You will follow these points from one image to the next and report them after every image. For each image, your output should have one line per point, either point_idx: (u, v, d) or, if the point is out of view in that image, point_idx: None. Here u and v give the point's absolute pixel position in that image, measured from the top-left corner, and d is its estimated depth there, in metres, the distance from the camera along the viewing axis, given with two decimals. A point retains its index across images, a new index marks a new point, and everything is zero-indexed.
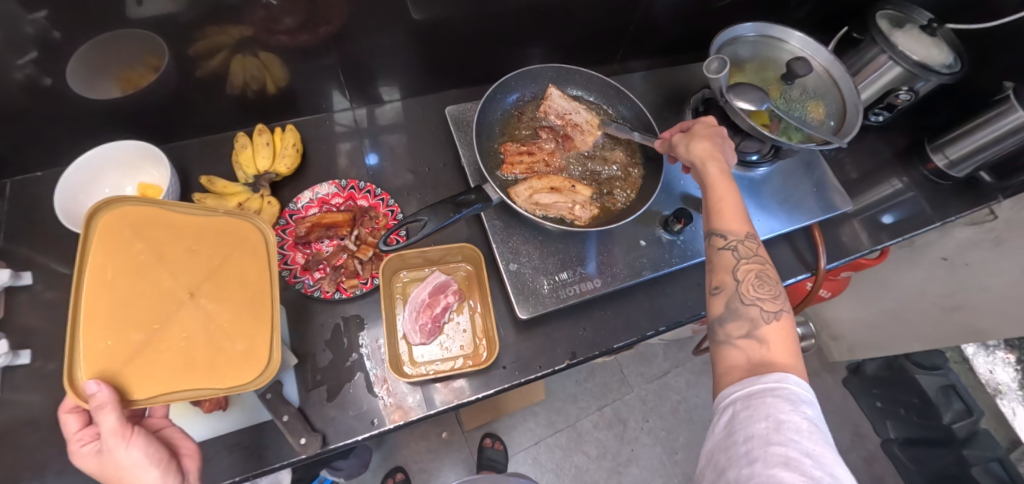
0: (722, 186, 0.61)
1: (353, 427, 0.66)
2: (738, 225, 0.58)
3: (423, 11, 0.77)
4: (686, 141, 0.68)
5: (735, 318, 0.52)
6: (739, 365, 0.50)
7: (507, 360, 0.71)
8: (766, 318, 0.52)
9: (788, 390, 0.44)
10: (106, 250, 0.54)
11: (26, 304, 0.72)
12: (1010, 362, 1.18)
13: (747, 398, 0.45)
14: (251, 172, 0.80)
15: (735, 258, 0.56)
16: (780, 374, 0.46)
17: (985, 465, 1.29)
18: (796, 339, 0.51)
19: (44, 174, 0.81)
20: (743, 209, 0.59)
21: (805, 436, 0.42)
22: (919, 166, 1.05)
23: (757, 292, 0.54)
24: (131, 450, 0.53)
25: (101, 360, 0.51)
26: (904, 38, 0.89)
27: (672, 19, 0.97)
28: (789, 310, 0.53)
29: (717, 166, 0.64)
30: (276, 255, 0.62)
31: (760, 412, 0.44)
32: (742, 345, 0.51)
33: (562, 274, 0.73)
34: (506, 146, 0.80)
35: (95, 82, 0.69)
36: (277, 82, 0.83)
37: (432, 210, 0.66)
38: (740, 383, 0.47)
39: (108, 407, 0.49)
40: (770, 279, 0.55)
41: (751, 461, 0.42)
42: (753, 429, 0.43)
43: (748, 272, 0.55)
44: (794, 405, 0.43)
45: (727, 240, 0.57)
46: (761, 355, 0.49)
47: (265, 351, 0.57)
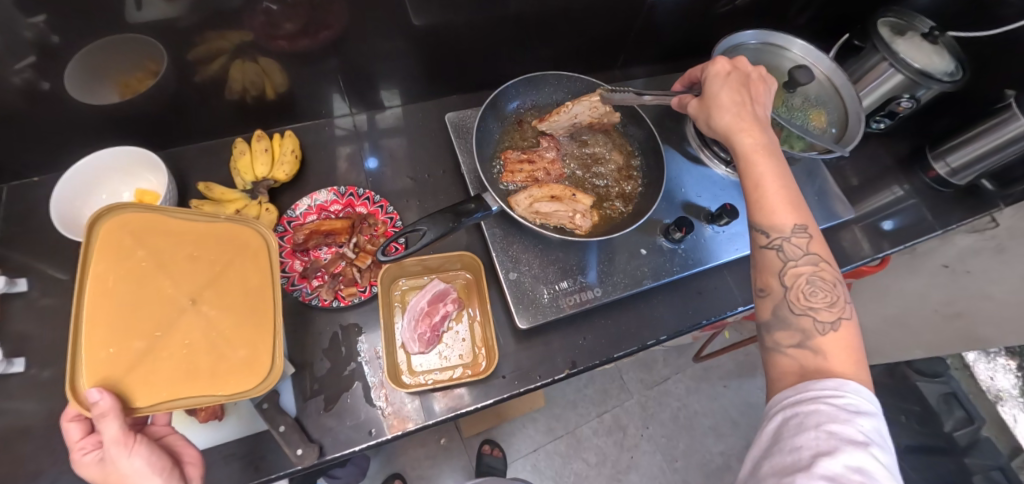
0: (758, 161, 0.59)
1: (351, 437, 0.65)
2: (779, 220, 0.55)
3: (424, 17, 0.77)
4: (710, 111, 0.66)
5: (784, 327, 0.53)
6: (791, 372, 0.50)
7: (506, 370, 0.70)
8: (820, 330, 0.51)
9: (845, 400, 0.44)
10: (106, 258, 0.54)
11: (22, 311, 0.72)
12: (1011, 368, 1.27)
13: (798, 405, 0.45)
14: (249, 178, 0.79)
15: (782, 259, 0.55)
16: (838, 382, 0.45)
17: (986, 474, 1.26)
18: (857, 347, 0.50)
19: (41, 179, 0.80)
20: (786, 193, 0.57)
21: (857, 449, 0.41)
22: (920, 173, 1.05)
23: (809, 300, 0.53)
24: (133, 459, 0.52)
25: (103, 369, 0.51)
26: (905, 46, 0.88)
27: (673, 25, 0.97)
28: (849, 317, 0.51)
29: (752, 139, 0.61)
30: (277, 260, 0.61)
31: (810, 420, 0.43)
32: (794, 354, 0.51)
33: (562, 283, 0.72)
34: (506, 155, 0.80)
35: (93, 87, 0.69)
36: (276, 88, 0.82)
37: (431, 220, 0.65)
38: (794, 389, 0.47)
39: (111, 415, 0.49)
40: (824, 283, 0.53)
41: (796, 470, 0.42)
42: (801, 438, 0.43)
43: (797, 277, 0.54)
44: (848, 416, 0.43)
45: (770, 237, 0.55)
46: (816, 364, 0.49)
47: (266, 358, 0.56)
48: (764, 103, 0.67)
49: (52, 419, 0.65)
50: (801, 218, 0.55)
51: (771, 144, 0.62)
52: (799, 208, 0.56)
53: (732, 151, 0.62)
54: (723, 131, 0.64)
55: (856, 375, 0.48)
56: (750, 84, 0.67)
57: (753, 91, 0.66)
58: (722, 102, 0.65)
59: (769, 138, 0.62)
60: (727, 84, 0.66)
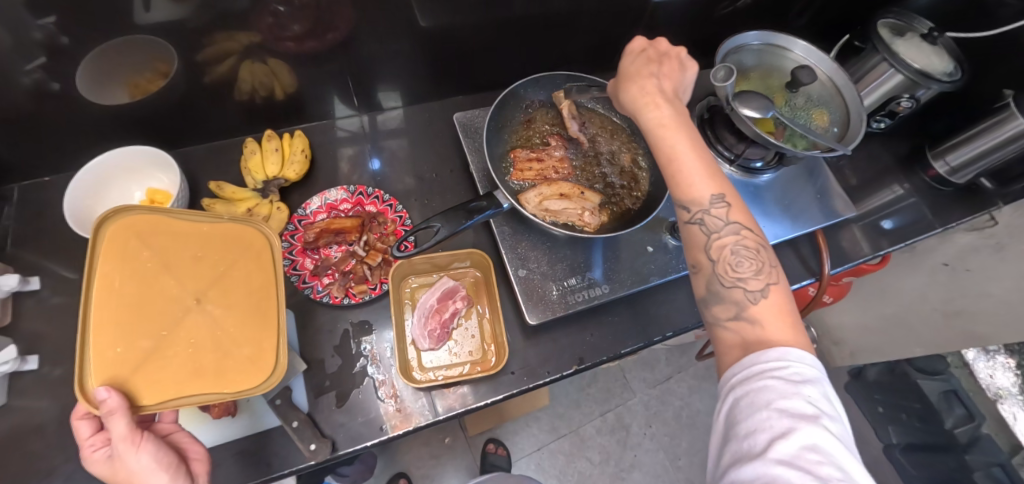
0: (670, 134, 0.58)
1: (362, 433, 0.66)
2: (695, 193, 0.55)
3: (430, 19, 0.78)
4: (621, 86, 0.64)
5: (720, 301, 0.52)
6: (736, 345, 0.50)
7: (515, 366, 0.71)
8: (751, 299, 0.51)
9: (789, 371, 0.44)
10: (112, 260, 0.54)
11: (33, 310, 0.72)
12: (1010, 367, 1.20)
13: (747, 383, 0.45)
14: (260, 178, 0.80)
15: (705, 232, 0.54)
16: (781, 351, 0.45)
17: (987, 470, 1.26)
18: (789, 311, 0.51)
19: (52, 179, 0.81)
20: (700, 163, 0.57)
21: (808, 424, 0.41)
22: (919, 172, 1.06)
23: (737, 271, 0.53)
24: (141, 456, 0.52)
25: (111, 367, 0.51)
26: (905, 47, 0.90)
27: (676, 27, 0.98)
28: (777, 282, 0.52)
29: (660, 114, 0.59)
30: (280, 258, 0.62)
31: (761, 400, 0.43)
32: (734, 327, 0.51)
33: (571, 279, 0.73)
34: (516, 154, 0.81)
35: (104, 88, 0.70)
36: (285, 89, 0.83)
37: (444, 217, 0.66)
38: (741, 364, 0.47)
39: (119, 413, 0.49)
40: (748, 251, 0.53)
41: (754, 455, 0.41)
42: (754, 420, 0.42)
43: (722, 249, 0.54)
44: (794, 388, 0.43)
45: (691, 212, 0.55)
46: (756, 335, 0.49)
47: (270, 356, 0.57)
48: (678, 79, 0.64)
49: (64, 416, 0.66)
50: (717, 188, 0.55)
51: (678, 114, 0.60)
52: (714, 177, 0.56)
53: (641, 127, 0.60)
54: (631, 105, 0.62)
55: (792, 336, 0.48)
56: (663, 59, 0.65)
57: (665, 66, 0.64)
58: (633, 76, 0.63)
59: (677, 108, 0.60)
60: (639, 58, 0.65)
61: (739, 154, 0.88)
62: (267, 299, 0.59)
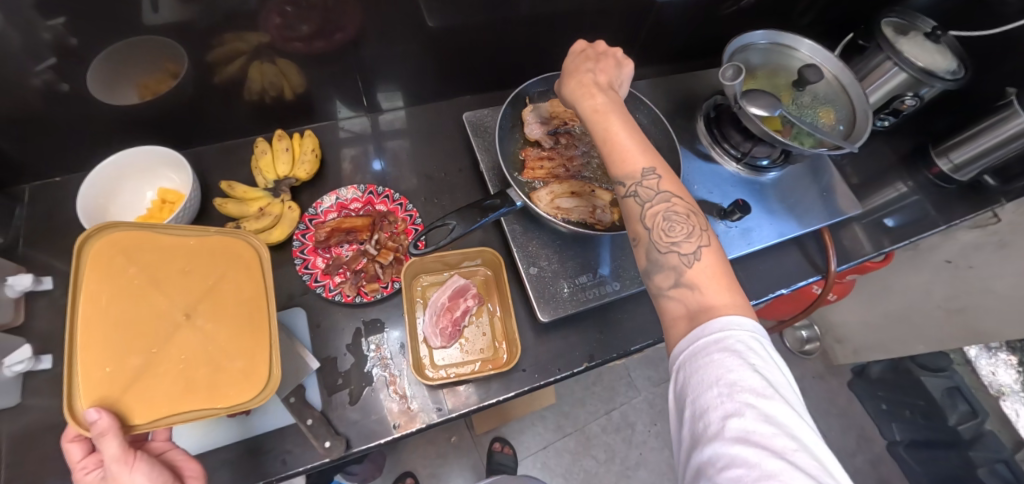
0: (605, 119, 0.59)
1: (375, 430, 0.66)
2: (628, 166, 0.56)
3: (437, 18, 0.78)
4: (561, 83, 0.66)
5: (660, 269, 0.51)
6: (681, 315, 0.48)
7: (526, 363, 0.72)
8: (687, 262, 0.50)
9: (732, 341, 0.43)
10: (98, 279, 0.54)
11: (45, 310, 0.72)
12: (1012, 364, 1.22)
13: (694, 359, 0.43)
14: (271, 177, 0.80)
15: (640, 204, 0.54)
16: (722, 321, 0.44)
17: (990, 466, 1.29)
18: (724, 270, 0.50)
19: (64, 179, 0.81)
20: (634, 141, 0.57)
21: (759, 397, 0.40)
22: (923, 170, 1.07)
23: (671, 235, 0.52)
24: (134, 476, 0.50)
25: (101, 388, 0.51)
26: (909, 45, 0.91)
27: (681, 26, 0.99)
28: (708, 244, 0.51)
29: (595, 100, 0.61)
30: (269, 269, 0.61)
31: (711, 376, 0.41)
32: (677, 295, 0.49)
33: (581, 277, 0.74)
34: (526, 152, 0.82)
35: (115, 89, 0.70)
36: (294, 89, 0.83)
37: (459, 215, 0.67)
38: (686, 340, 0.45)
39: (111, 433, 0.48)
40: (679, 215, 0.53)
41: (710, 436, 0.40)
42: (707, 398, 0.41)
43: (656, 216, 0.54)
44: (740, 359, 0.41)
45: (626, 186, 0.55)
46: (697, 301, 0.48)
47: (263, 368, 0.57)
48: (616, 75, 0.65)
49: None
50: (649, 161, 0.56)
51: (613, 101, 0.61)
52: (647, 151, 0.57)
53: (579, 114, 0.61)
54: (570, 99, 0.63)
55: (727, 296, 0.47)
56: (601, 54, 0.67)
57: (601, 63, 0.66)
58: (572, 72, 0.65)
59: (612, 96, 0.61)
60: (579, 57, 0.67)
61: (746, 153, 0.89)
62: (257, 311, 0.59)
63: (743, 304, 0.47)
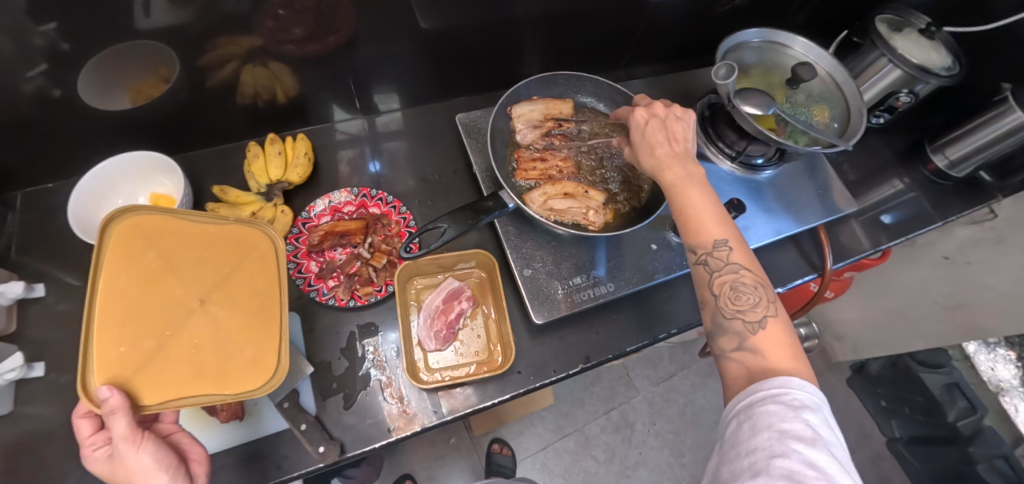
0: (685, 189, 0.61)
1: (370, 434, 0.66)
2: (702, 235, 0.58)
3: (431, 20, 0.78)
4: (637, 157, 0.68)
5: (724, 333, 0.54)
6: (741, 376, 0.51)
7: (522, 366, 0.71)
8: (752, 329, 0.53)
9: (791, 396, 0.45)
10: (119, 260, 0.54)
11: (37, 316, 0.72)
12: (1012, 360, 1.28)
13: (749, 408, 0.46)
14: (263, 181, 0.80)
15: (709, 272, 0.57)
16: (784, 379, 0.46)
17: (989, 463, 1.30)
18: (790, 341, 0.52)
19: (55, 185, 0.81)
20: (714, 211, 0.59)
21: (808, 446, 0.41)
22: (919, 166, 1.07)
23: (737, 304, 0.55)
24: (142, 456, 0.52)
25: (113, 367, 0.51)
26: (903, 42, 0.90)
27: (676, 25, 0.98)
28: (775, 314, 0.54)
29: (675, 172, 0.62)
30: (283, 262, 0.62)
31: (763, 422, 0.44)
32: (738, 357, 0.52)
33: (576, 278, 0.74)
34: (520, 154, 0.82)
35: (105, 94, 0.70)
36: (286, 92, 0.83)
37: (451, 218, 0.66)
38: (746, 392, 0.48)
39: (121, 412, 0.49)
40: (748, 286, 0.55)
41: (754, 474, 0.42)
42: (756, 440, 0.44)
43: (724, 285, 0.56)
44: (796, 413, 0.44)
45: (697, 254, 0.58)
46: (759, 364, 0.50)
47: (273, 358, 0.57)
48: (688, 136, 0.66)
49: (70, 423, 0.66)
50: (723, 232, 0.58)
51: (693, 171, 0.62)
52: (725, 223, 0.58)
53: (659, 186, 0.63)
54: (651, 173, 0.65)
55: (795, 366, 0.50)
56: (668, 123, 0.67)
57: (674, 129, 0.66)
58: (648, 148, 0.66)
59: (692, 165, 0.63)
60: (648, 133, 0.67)
61: (741, 151, 0.88)
62: (270, 303, 0.60)
63: (809, 375, 0.49)
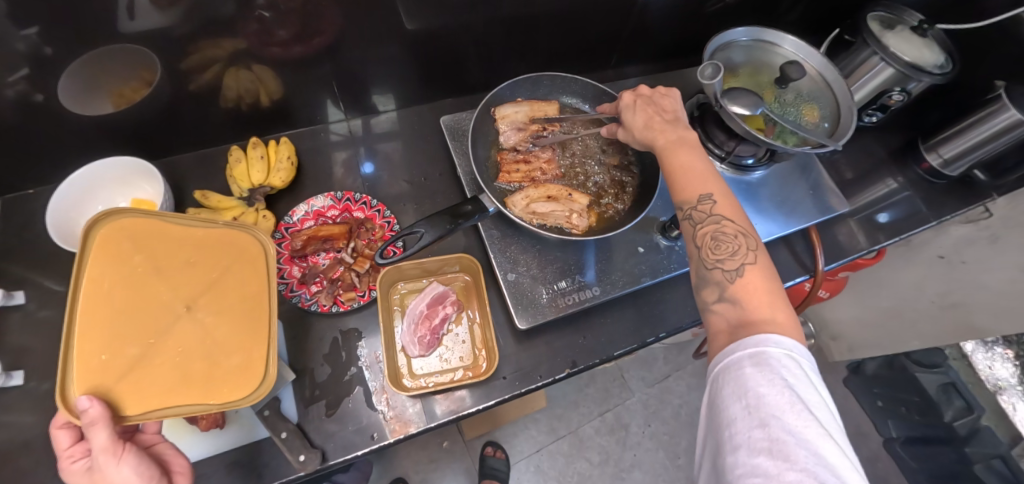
0: (675, 149, 0.63)
1: (353, 442, 0.65)
2: (687, 191, 0.59)
3: (416, 21, 0.77)
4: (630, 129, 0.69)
5: (706, 284, 0.54)
6: (722, 330, 0.50)
7: (507, 371, 0.71)
8: (730, 279, 0.52)
9: (766, 357, 0.44)
10: (103, 265, 0.54)
11: (18, 324, 0.71)
12: (1008, 358, 1.20)
13: (726, 373, 0.46)
14: (245, 186, 0.79)
15: (693, 225, 0.57)
16: (759, 338, 0.46)
17: (987, 462, 1.25)
18: (767, 288, 0.51)
19: (37, 191, 0.80)
20: (703, 169, 0.61)
21: (784, 410, 0.41)
22: (913, 165, 1.06)
23: (716, 254, 0.54)
24: (121, 468, 0.50)
25: (94, 376, 0.50)
26: (895, 40, 0.89)
27: (666, 24, 0.97)
28: (753, 261, 0.53)
29: (667, 136, 0.64)
30: (273, 266, 0.61)
31: (739, 388, 0.44)
32: (719, 309, 0.52)
33: (561, 282, 0.73)
34: (503, 157, 0.81)
35: (87, 98, 0.69)
36: (271, 95, 0.82)
37: (429, 221, 0.65)
38: (723, 353, 0.48)
39: (101, 424, 0.48)
40: (728, 235, 0.54)
41: (735, 448, 0.42)
42: (735, 410, 0.43)
43: (705, 236, 0.56)
44: (771, 375, 0.43)
45: (683, 210, 0.58)
46: (737, 315, 0.50)
47: (261, 366, 0.56)
48: (677, 108, 0.69)
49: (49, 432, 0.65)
50: (708, 188, 0.58)
51: (685, 135, 0.64)
52: (711, 179, 0.59)
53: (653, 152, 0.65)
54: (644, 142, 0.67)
55: (773, 313, 0.49)
56: (654, 99, 0.69)
57: (664, 101, 0.69)
58: (642, 122, 0.67)
59: (683, 130, 0.65)
60: (638, 111, 0.68)
61: (730, 151, 0.87)
62: (258, 309, 0.59)
63: (787, 320, 0.49)
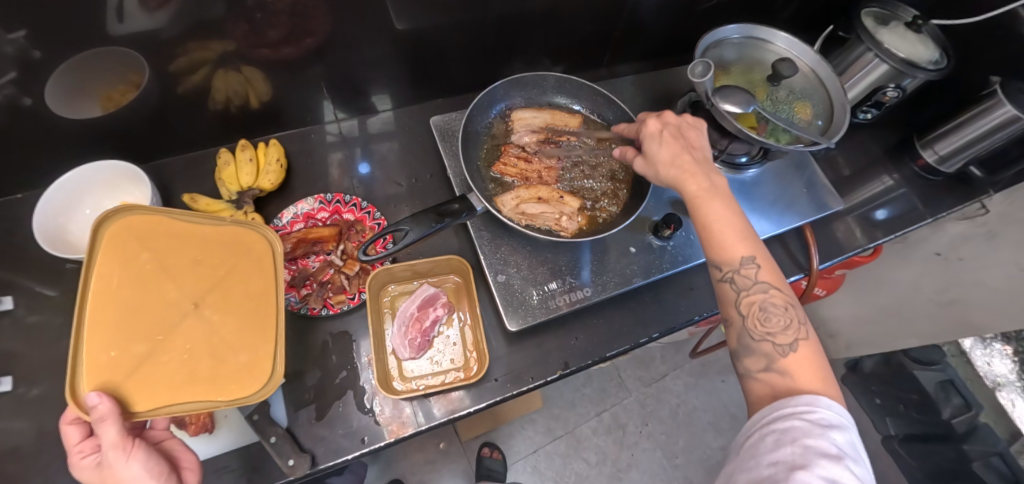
0: (708, 204, 0.60)
1: (343, 446, 0.64)
2: (726, 253, 0.57)
3: (406, 20, 0.76)
4: (651, 165, 0.67)
5: (750, 353, 0.54)
6: (765, 395, 0.51)
7: (498, 373, 0.70)
8: (780, 352, 0.52)
9: (817, 414, 0.45)
10: (112, 262, 0.54)
11: (7, 329, 0.71)
12: (1007, 354, 1.11)
13: (774, 422, 0.46)
14: (234, 188, 0.79)
15: (736, 290, 0.56)
16: (811, 398, 0.46)
17: (986, 460, 1.16)
18: (821, 364, 0.51)
19: (25, 196, 0.80)
20: (739, 227, 0.58)
21: (832, 463, 0.41)
22: (909, 162, 1.05)
23: (765, 325, 0.54)
24: (131, 465, 0.50)
25: (103, 372, 0.50)
26: (890, 36, 0.88)
27: (658, 22, 0.97)
28: (806, 337, 0.53)
29: (697, 182, 0.62)
30: (279, 264, 0.62)
31: (787, 435, 0.44)
32: (764, 378, 0.52)
33: (551, 284, 0.72)
34: (506, 150, 0.81)
35: (75, 101, 0.68)
36: (260, 97, 0.82)
37: (413, 220, 0.64)
38: (770, 406, 0.48)
39: (110, 419, 0.48)
40: (776, 307, 0.54)
41: None
42: (779, 453, 0.44)
43: (751, 306, 0.55)
44: (821, 431, 0.44)
45: (723, 271, 0.57)
46: (786, 385, 0.50)
47: (268, 363, 0.56)
48: (702, 145, 0.67)
49: (40, 439, 0.65)
50: (749, 249, 0.57)
51: (716, 184, 0.62)
52: (749, 240, 0.57)
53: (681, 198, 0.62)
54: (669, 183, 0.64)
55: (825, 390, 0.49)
56: (683, 132, 0.68)
57: (689, 140, 0.67)
58: (667, 159, 0.65)
59: (714, 177, 0.62)
60: (664, 143, 0.66)
61: (723, 150, 0.86)
62: (265, 306, 0.59)
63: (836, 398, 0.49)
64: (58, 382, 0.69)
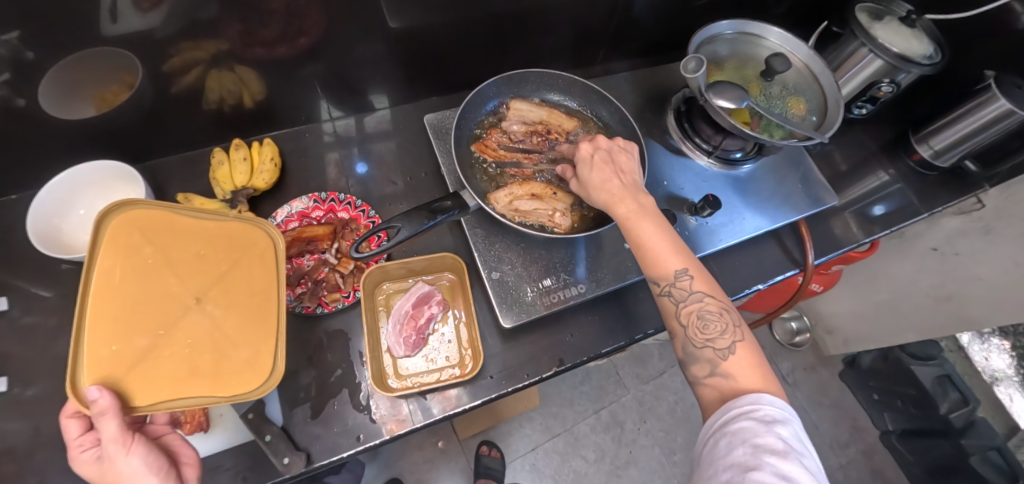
0: (638, 224, 0.61)
1: (339, 444, 0.65)
2: (661, 268, 0.58)
3: (401, 19, 0.76)
4: (585, 188, 0.67)
5: (695, 361, 0.55)
6: (715, 400, 0.52)
7: (493, 370, 0.70)
8: (722, 356, 0.53)
9: (762, 412, 0.46)
10: (114, 255, 0.54)
11: (3, 330, 0.71)
12: (1005, 349, 1.31)
13: (725, 425, 0.47)
14: (228, 188, 0.79)
15: (674, 302, 0.57)
16: (755, 396, 0.48)
17: (983, 454, 1.29)
18: (759, 360, 0.53)
19: (20, 197, 0.79)
20: (667, 243, 0.59)
21: (781, 458, 0.42)
22: (904, 157, 1.05)
23: (705, 333, 0.55)
24: (131, 459, 0.51)
25: (104, 366, 0.50)
26: (884, 31, 0.88)
27: (652, 19, 0.97)
28: (742, 338, 0.55)
29: (627, 205, 0.62)
30: (281, 260, 0.62)
31: (738, 437, 0.45)
32: (711, 383, 0.53)
33: (546, 280, 0.72)
34: (491, 134, 0.83)
35: (69, 102, 0.68)
36: (254, 96, 0.82)
37: (406, 217, 0.63)
38: (720, 411, 0.49)
39: (110, 414, 0.48)
40: (713, 314, 0.56)
41: None
42: (732, 456, 0.44)
43: (690, 315, 0.56)
44: (768, 427, 0.45)
45: (661, 285, 0.58)
46: (732, 386, 0.51)
47: (270, 359, 0.57)
48: (632, 168, 0.68)
49: (36, 439, 0.65)
50: (682, 261, 0.58)
51: (644, 204, 0.63)
52: (680, 253, 0.59)
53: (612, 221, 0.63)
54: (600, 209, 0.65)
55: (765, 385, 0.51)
56: (612, 155, 0.68)
57: (619, 163, 0.67)
58: (597, 184, 0.65)
59: (642, 199, 0.63)
60: (595, 168, 0.66)
61: (717, 146, 0.87)
62: (267, 301, 0.59)
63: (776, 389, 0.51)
64: (52, 383, 0.69)
